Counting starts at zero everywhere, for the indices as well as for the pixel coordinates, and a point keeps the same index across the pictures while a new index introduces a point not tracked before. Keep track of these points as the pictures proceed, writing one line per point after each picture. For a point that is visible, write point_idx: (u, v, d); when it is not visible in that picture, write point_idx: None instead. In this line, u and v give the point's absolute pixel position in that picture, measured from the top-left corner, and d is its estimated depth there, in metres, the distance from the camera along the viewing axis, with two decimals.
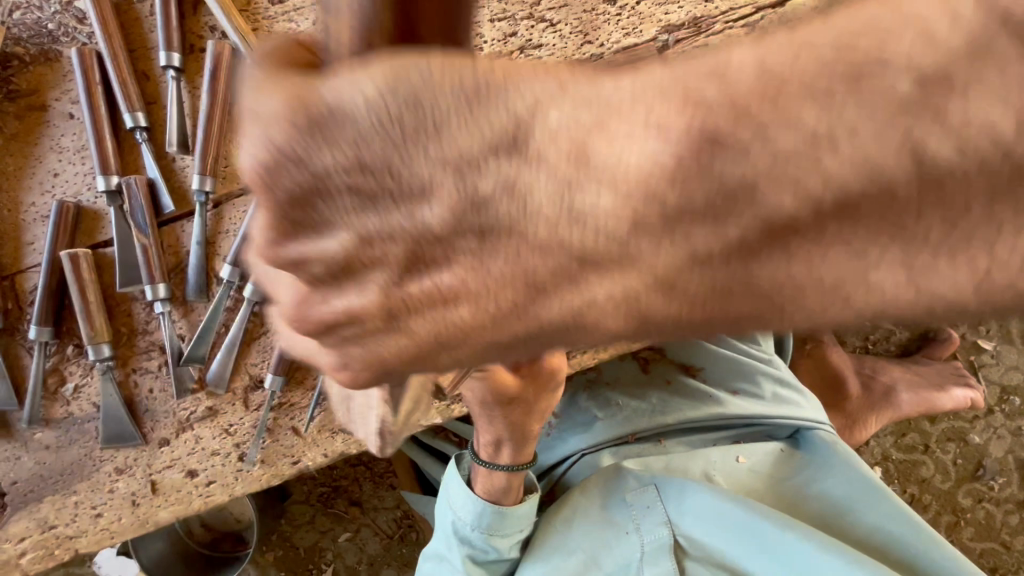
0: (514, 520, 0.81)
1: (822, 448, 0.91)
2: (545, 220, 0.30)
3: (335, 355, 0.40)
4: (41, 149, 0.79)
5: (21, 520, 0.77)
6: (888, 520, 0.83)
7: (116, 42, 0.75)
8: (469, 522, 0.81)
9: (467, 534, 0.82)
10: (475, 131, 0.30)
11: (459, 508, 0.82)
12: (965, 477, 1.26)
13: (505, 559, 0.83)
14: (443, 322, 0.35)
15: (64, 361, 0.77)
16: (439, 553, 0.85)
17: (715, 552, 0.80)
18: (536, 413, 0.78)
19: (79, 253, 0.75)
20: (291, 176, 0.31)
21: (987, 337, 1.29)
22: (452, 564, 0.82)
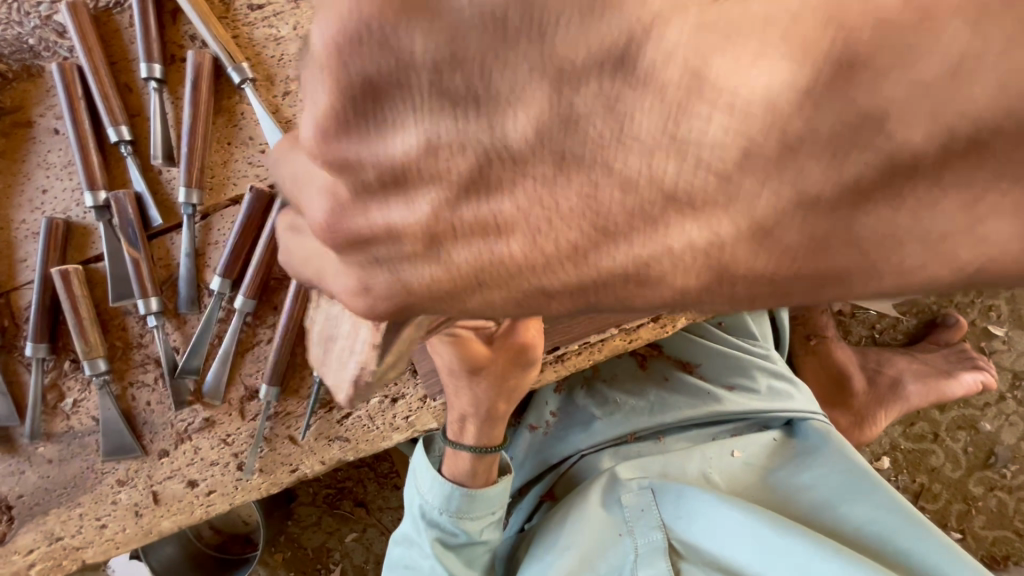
0: (482, 499, 0.81)
1: (816, 439, 0.90)
2: (622, 181, 0.24)
3: (357, 278, 0.33)
4: (29, 165, 0.79)
5: (29, 532, 0.78)
6: (881, 510, 0.82)
7: (96, 54, 0.75)
8: (437, 505, 0.81)
9: (435, 516, 0.82)
10: (564, 58, 0.24)
11: (425, 490, 0.82)
12: (976, 465, 1.24)
13: (478, 540, 0.83)
14: (490, 256, 0.28)
15: (62, 376, 0.78)
16: (406, 536, 0.85)
17: (709, 552, 0.80)
18: (504, 391, 0.76)
19: (69, 269, 0.75)
20: (367, 68, 0.25)
21: (998, 322, 1.24)
22: (421, 546, 0.82)
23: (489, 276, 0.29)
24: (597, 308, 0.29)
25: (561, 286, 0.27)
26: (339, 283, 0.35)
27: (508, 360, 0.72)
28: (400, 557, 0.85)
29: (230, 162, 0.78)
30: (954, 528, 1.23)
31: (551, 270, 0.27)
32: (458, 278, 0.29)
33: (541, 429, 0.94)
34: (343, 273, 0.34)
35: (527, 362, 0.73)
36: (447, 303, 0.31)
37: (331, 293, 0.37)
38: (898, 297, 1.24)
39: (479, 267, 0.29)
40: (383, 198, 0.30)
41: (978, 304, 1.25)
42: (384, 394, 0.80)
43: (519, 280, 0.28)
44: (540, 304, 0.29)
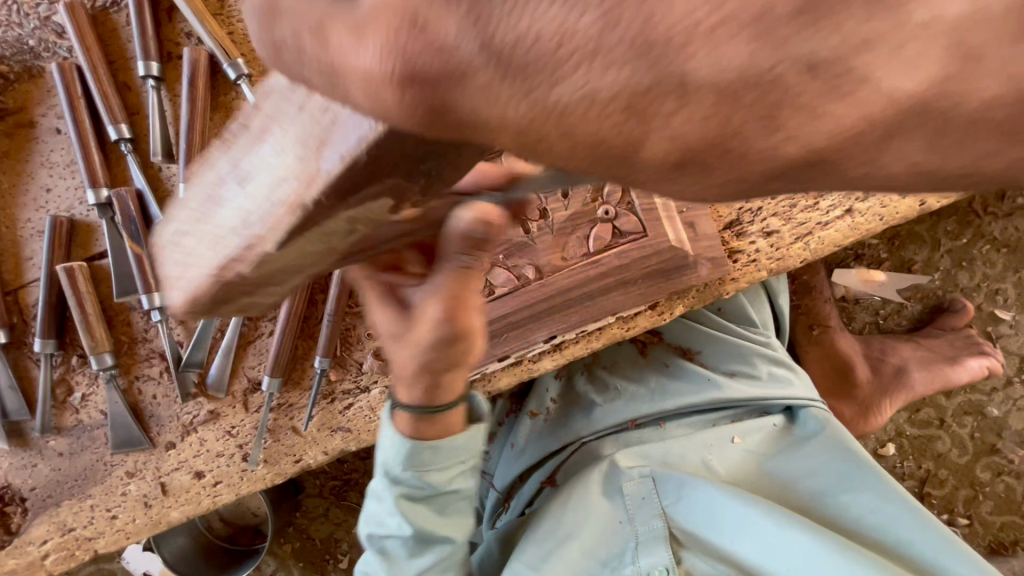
0: (446, 452, 0.71)
1: (816, 426, 0.90)
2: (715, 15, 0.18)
3: (392, 29, 0.21)
4: (33, 165, 0.81)
5: (42, 523, 0.80)
6: (880, 497, 0.81)
7: (95, 54, 0.76)
8: (397, 462, 0.71)
9: (399, 475, 0.72)
10: None
11: (384, 448, 0.71)
12: (983, 450, 1.23)
13: (445, 492, 0.75)
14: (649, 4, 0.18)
15: (70, 371, 0.80)
16: (374, 492, 0.77)
17: (709, 542, 0.80)
18: (432, 366, 0.62)
19: (74, 266, 0.76)
20: None
21: (1005, 307, 1.22)
22: (387, 505, 0.75)
23: (621, 41, 0.19)
24: (694, 156, 0.21)
25: (709, 75, 0.19)
26: (368, 30, 0.21)
27: (432, 329, 0.57)
28: (371, 514, 0.78)
29: None
30: (960, 514, 1.23)
31: (720, 41, 0.18)
32: (582, 40, 0.19)
33: (541, 415, 0.96)
34: (377, 20, 0.21)
35: (452, 332, 0.57)
36: (528, 84, 0.20)
37: (326, 59, 0.22)
38: (901, 282, 1.22)
39: (613, 21, 0.19)
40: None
41: (985, 288, 1.22)
42: (385, 384, 0.80)
43: (662, 53, 0.19)
44: (658, 109, 0.20)
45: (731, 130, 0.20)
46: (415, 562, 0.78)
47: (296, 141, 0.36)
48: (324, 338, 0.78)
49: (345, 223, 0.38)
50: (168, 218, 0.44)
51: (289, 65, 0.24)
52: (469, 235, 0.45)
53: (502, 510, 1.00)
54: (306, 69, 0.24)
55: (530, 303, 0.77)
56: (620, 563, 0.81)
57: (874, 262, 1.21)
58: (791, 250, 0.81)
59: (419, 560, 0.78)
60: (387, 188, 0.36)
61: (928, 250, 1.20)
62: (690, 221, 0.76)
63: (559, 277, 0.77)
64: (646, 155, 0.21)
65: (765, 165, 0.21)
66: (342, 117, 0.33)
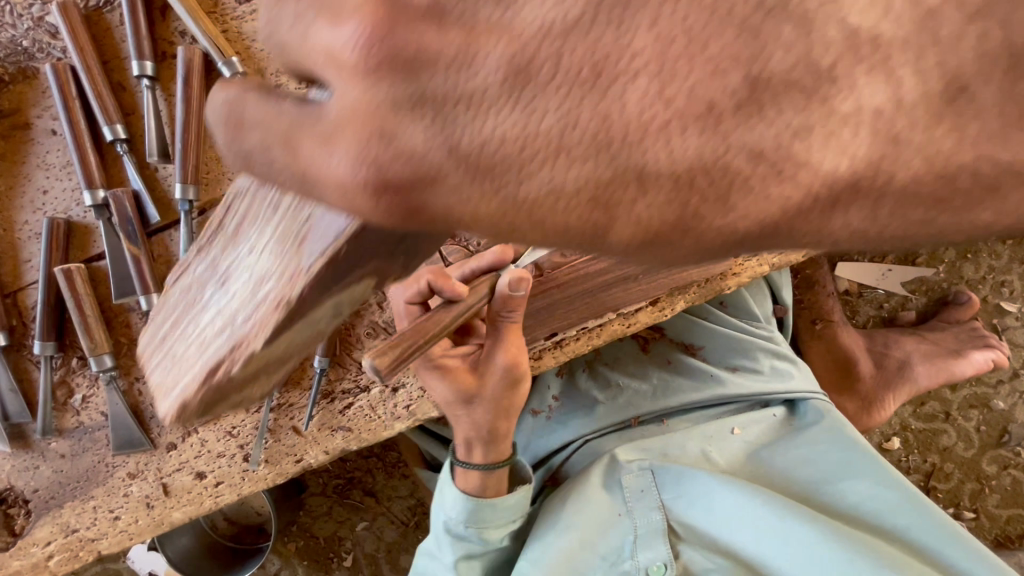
0: (503, 509, 0.79)
1: (814, 416, 0.90)
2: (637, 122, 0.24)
3: (361, 147, 0.26)
4: (29, 167, 0.80)
5: (46, 525, 0.81)
6: (877, 484, 0.81)
7: (88, 54, 0.75)
8: (461, 519, 0.78)
9: (459, 530, 0.79)
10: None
11: (449, 507, 0.78)
12: (988, 444, 1.22)
13: (499, 545, 0.82)
14: (600, 110, 0.24)
15: (71, 373, 0.80)
16: (430, 554, 0.82)
17: (709, 535, 0.80)
18: (500, 410, 0.73)
19: (72, 268, 0.76)
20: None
21: (1011, 298, 1.21)
22: (442, 563, 0.80)
23: (579, 141, 0.24)
24: (672, 236, 0.25)
25: (667, 165, 0.24)
26: (331, 152, 0.26)
27: (500, 377, 0.70)
28: (421, 571, 0.84)
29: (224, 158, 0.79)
30: (967, 508, 1.22)
31: (673, 133, 0.24)
32: (550, 149, 0.24)
33: (542, 415, 0.95)
34: (341, 141, 0.26)
35: (520, 374, 0.71)
36: (499, 182, 0.25)
37: (297, 164, 0.27)
38: (907, 275, 1.21)
39: (574, 125, 0.24)
40: (462, 26, 0.25)
41: (990, 280, 1.20)
42: (385, 383, 0.80)
43: (628, 141, 0.24)
44: (625, 197, 0.25)
45: (692, 211, 0.24)
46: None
47: (274, 237, 0.42)
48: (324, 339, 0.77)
49: (332, 308, 0.43)
50: (155, 317, 0.49)
51: (260, 167, 0.29)
52: (513, 295, 0.63)
53: None
54: (280, 178, 0.28)
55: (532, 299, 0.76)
56: (619, 558, 0.80)
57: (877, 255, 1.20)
58: None
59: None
60: (372, 270, 0.42)
61: None
62: None
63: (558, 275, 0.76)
64: (615, 235, 0.25)
65: (722, 234, 0.25)
66: (317, 216, 0.40)
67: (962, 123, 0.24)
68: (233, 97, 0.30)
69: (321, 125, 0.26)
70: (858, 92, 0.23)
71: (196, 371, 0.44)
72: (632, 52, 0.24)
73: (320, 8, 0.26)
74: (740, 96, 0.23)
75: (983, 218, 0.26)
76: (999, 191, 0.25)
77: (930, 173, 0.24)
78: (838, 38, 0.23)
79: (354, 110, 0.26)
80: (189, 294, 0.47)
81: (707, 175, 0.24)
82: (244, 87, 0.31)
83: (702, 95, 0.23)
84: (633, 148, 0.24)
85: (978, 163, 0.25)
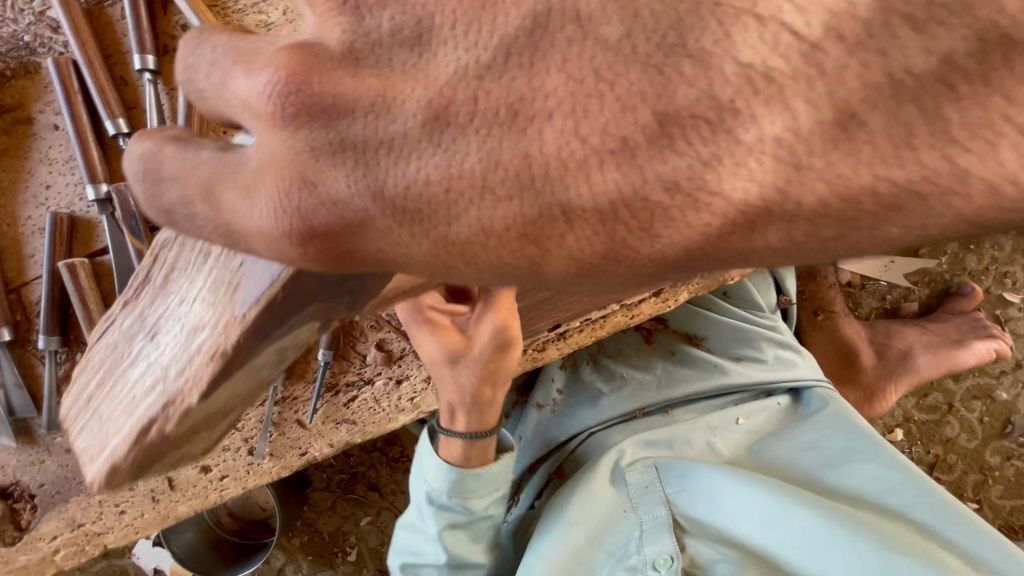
0: (485, 480, 0.80)
1: (818, 404, 0.90)
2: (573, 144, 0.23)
3: (275, 201, 0.27)
4: (31, 162, 0.80)
5: (52, 520, 0.81)
6: (881, 467, 0.81)
7: (90, 48, 0.75)
8: (441, 489, 0.79)
9: (443, 501, 0.80)
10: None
11: (430, 476, 0.80)
12: (992, 434, 1.22)
13: (483, 518, 0.82)
14: (514, 150, 0.24)
15: (76, 368, 0.80)
16: (414, 523, 0.84)
17: (715, 526, 0.80)
18: (488, 375, 0.72)
19: (76, 262, 0.76)
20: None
21: (1014, 289, 1.21)
22: (427, 533, 0.82)
23: (500, 180, 0.24)
24: (617, 264, 0.25)
25: (590, 201, 0.24)
26: (252, 205, 0.28)
27: (488, 338, 0.68)
28: (406, 542, 0.86)
29: None
30: (970, 498, 1.22)
31: (592, 170, 0.23)
32: (461, 194, 0.25)
33: (547, 408, 0.95)
34: (259, 196, 0.27)
35: (511, 338, 0.69)
36: (421, 226, 0.26)
37: (222, 216, 0.29)
38: (910, 267, 1.21)
39: (495, 166, 0.24)
40: (376, 72, 0.26)
41: (993, 271, 1.20)
42: (388, 376, 0.80)
43: (557, 177, 0.24)
44: (554, 231, 0.24)
45: (622, 243, 0.24)
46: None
47: (205, 289, 0.43)
48: (328, 332, 0.77)
49: (274, 353, 0.43)
50: (84, 367, 0.50)
51: (183, 220, 0.31)
52: None
53: (513, 503, 0.99)
54: (204, 228, 0.30)
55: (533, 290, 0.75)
56: (625, 552, 0.80)
57: None
58: None
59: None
60: (316, 313, 0.41)
61: None
62: None
63: None
64: (550, 267, 0.25)
65: (652, 259, 0.25)
66: (247, 264, 0.40)
67: (902, 138, 0.21)
68: (158, 150, 0.32)
69: (240, 174, 0.28)
70: (761, 124, 0.22)
71: (125, 435, 0.45)
72: (543, 93, 0.24)
73: (237, 60, 0.29)
74: (651, 131, 0.23)
75: (892, 234, 0.23)
76: (903, 211, 0.22)
77: (835, 196, 0.22)
78: (733, 73, 0.22)
79: (270, 166, 0.27)
80: (117, 349, 0.48)
81: (640, 207, 0.23)
82: (168, 134, 0.32)
83: (616, 131, 0.23)
84: (556, 181, 0.24)
85: (877, 185, 0.22)
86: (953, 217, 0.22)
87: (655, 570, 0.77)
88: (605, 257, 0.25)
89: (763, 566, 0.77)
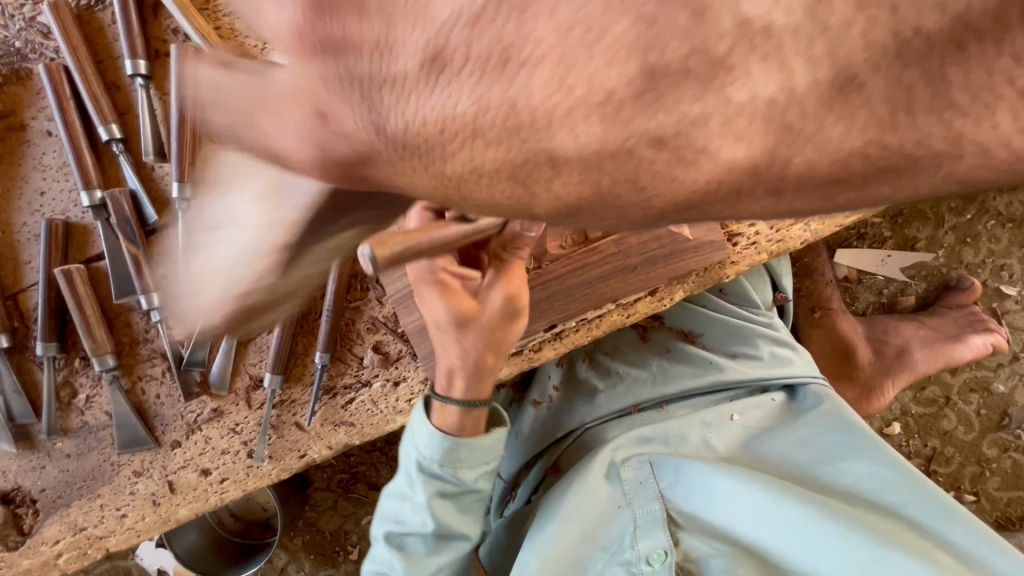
0: (479, 451, 0.75)
1: (814, 400, 0.90)
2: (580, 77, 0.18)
3: (228, 85, 0.23)
4: (26, 169, 0.80)
5: (54, 524, 0.81)
6: (878, 466, 0.81)
7: (81, 53, 0.75)
8: (433, 458, 0.74)
9: (434, 470, 0.76)
10: None
11: (421, 445, 0.74)
12: (989, 427, 1.23)
13: (472, 490, 0.79)
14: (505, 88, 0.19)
15: (74, 374, 0.81)
16: (400, 491, 0.80)
17: (709, 521, 0.81)
18: (492, 342, 0.68)
19: (72, 269, 0.76)
20: None
21: (1010, 282, 1.21)
22: (415, 501, 0.78)
23: (480, 120, 0.20)
24: (602, 209, 0.22)
25: (574, 151, 0.19)
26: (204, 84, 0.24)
27: (499, 306, 0.64)
28: (391, 511, 0.82)
29: None
30: (967, 490, 1.23)
31: (577, 122, 0.19)
32: (440, 119, 0.20)
33: (544, 404, 0.97)
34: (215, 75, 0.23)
35: (523, 304, 0.65)
36: (387, 150, 0.22)
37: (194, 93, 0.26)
38: (905, 261, 1.21)
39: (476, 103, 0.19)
40: None
41: (989, 265, 1.20)
42: (385, 378, 0.80)
43: (533, 127, 0.19)
44: (538, 181, 0.21)
45: (608, 194, 0.21)
46: (435, 558, 0.81)
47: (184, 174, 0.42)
48: (325, 333, 0.78)
49: None
50: None
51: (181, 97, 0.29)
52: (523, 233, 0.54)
53: (511, 498, 1.01)
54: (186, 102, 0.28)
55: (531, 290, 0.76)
56: (619, 548, 0.81)
57: (877, 241, 1.20)
58: (792, 232, 0.79)
59: (436, 557, 0.80)
60: None
61: (931, 228, 1.19)
62: None
63: (558, 266, 0.76)
64: (538, 208, 0.22)
65: (644, 208, 0.21)
66: None
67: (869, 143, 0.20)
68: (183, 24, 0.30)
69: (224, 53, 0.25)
70: (754, 81, 0.19)
71: None
72: (532, 41, 0.18)
73: None
74: (648, 79, 0.18)
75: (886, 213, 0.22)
76: (910, 165, 0.20)
77: (845, 144, 0.19)
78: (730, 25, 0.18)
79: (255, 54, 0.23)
80: None
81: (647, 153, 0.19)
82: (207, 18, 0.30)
83: (610, 76, 0.18)
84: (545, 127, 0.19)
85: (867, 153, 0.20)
86: (965, 162, 0.20)
87: (649, 563, 0.79)
88: (677, 209, 0.21)
89: (756, 561, 0.78)
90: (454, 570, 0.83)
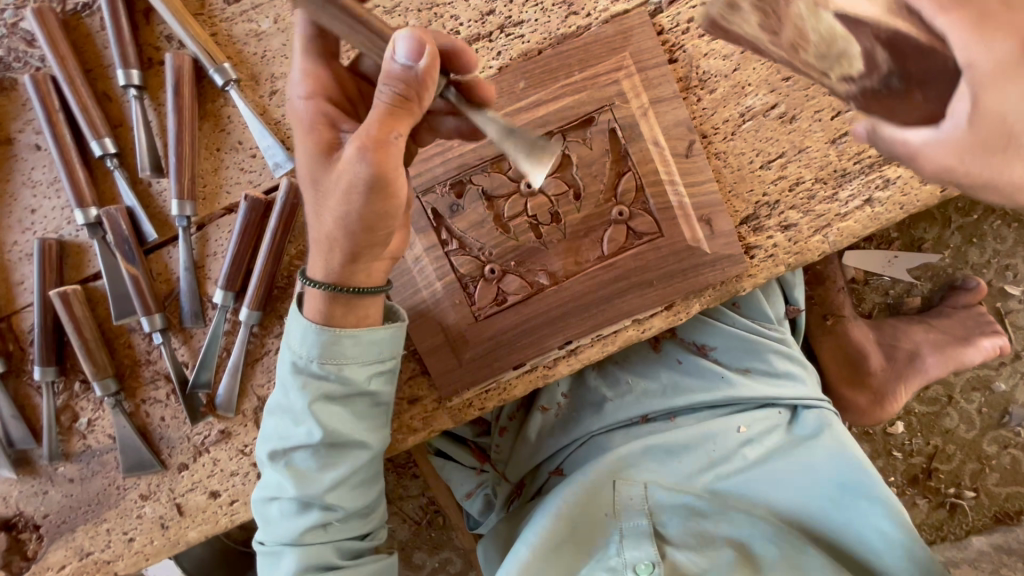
0: (366, 343, 0.65)
1: (814, 428, 0.90)
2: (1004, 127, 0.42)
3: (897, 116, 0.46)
4: (14, 185, 0.77)
5: (59, 549, 0.79)
6: (877, 524, 0.80)
7: (70, 63, 0.71)
8: (306, 354, 0.65)
9: (313, 370, 0.66)
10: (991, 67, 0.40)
11: (295, 341, 0.65)
12: (989, 424, 1.24)
13: (365, 392, 0.67)
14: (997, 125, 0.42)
15: (74, 398, 0.78)
16: (277, 406, 0.68)
17: (697, 540, 0.80)
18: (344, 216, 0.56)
19: (68, 291, 0.73)
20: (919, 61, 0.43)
21: (1015, 282, 1.20)
22: (294, 412, 0.67)
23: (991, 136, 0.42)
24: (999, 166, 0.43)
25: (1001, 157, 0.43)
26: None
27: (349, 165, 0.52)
28: (274, 427, 0.69)
29: (220, 168, 0.76)
30: (968, 487, 1.25)
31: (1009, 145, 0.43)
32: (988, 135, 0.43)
33: (553, 412, 0.96)
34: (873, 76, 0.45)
35: (367, 174, 0.52)
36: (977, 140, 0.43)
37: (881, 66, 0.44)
38: (913, 262, 1.20)
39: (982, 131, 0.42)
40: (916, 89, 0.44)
41: (994, 265, 1.20)
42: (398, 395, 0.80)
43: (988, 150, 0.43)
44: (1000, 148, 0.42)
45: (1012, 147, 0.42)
46: (328, 475, 0.67)
47: None
48: None
49: None
50: None
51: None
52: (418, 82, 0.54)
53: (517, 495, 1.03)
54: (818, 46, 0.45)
55: (545, 308, 0.75)
56: (605, 555, 0.80)
57: (883, 241, 1.20)
58: (809, 243, 0.78)
59: (330, 473, 0.67)
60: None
61: (937, 229, 1.20)
62: (706, 218, 0.74)
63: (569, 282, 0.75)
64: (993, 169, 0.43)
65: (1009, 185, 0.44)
66: None
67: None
68: None
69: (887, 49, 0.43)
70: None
71: None
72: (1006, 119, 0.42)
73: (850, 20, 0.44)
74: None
75: None
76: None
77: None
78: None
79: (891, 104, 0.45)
80: None
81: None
82: None
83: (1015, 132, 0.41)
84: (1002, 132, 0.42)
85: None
86: None
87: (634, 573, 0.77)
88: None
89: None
90: (360, 487, 0.70)
